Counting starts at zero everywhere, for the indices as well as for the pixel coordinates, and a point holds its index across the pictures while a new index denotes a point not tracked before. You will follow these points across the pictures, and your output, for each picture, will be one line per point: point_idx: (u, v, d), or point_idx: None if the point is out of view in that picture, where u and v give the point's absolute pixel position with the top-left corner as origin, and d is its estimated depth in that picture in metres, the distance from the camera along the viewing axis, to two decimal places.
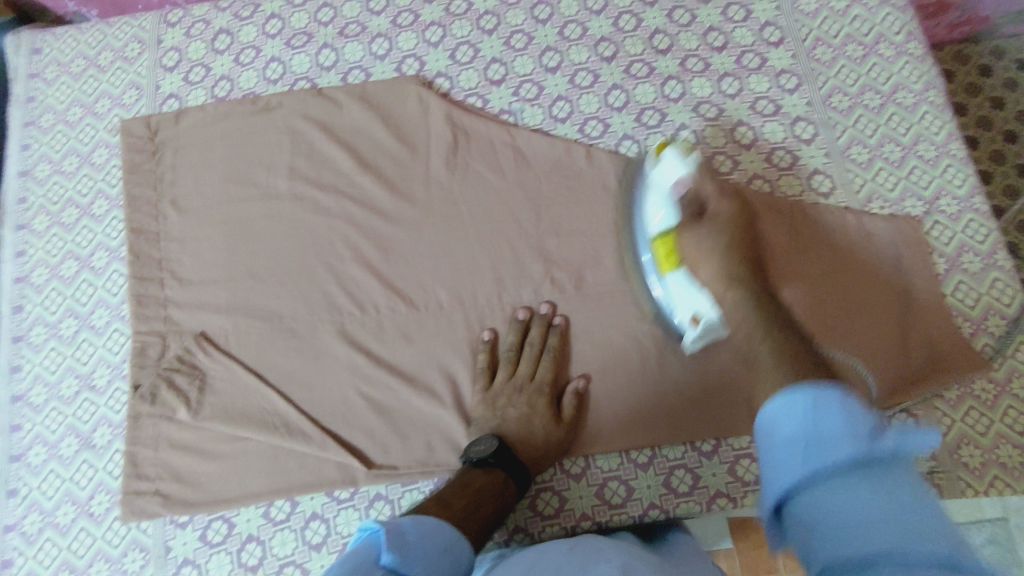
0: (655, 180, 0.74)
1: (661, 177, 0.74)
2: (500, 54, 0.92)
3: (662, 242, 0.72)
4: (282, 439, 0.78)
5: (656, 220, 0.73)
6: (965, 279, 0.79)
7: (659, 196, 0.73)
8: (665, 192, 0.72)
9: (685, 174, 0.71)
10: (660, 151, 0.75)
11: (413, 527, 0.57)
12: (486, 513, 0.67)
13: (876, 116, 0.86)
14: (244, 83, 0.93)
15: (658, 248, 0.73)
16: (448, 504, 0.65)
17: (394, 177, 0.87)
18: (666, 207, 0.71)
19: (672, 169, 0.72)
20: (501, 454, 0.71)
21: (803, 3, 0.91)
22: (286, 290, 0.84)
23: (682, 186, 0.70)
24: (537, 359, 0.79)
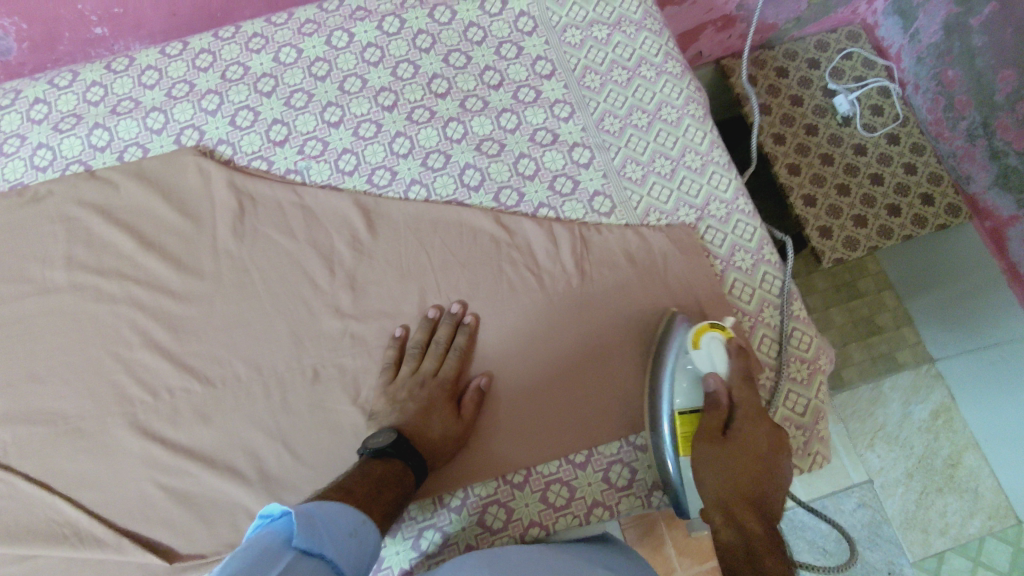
0: (682, 368, 0.75)
1: (697, 364, 0.74)
2: (281, 115, 0.91)
3: (682, 424, 0.72)
4: (72, 549, 0.73)
5: (682, 400, 0.73)
6: (739, 277, 0.84)
7: (688, 385, 0.74)
8: (696, 377, 0.74)
9: (721, 375, 0.72)
10: (699, 336, 0.74)
11: (318, 510, 0.58)
12: (387, 498, 0.67)
13: (645, 134, 0.91)
14: (10, 174, 0.88)
15: (677, 427, 0.73)
16: (350, 491, 0.65)
17: (179, 252, 0.84)
18: (693, 397, 0.73)
19: (710, 363, 0.73)
20: (400, 444, 0.71)
21: (569, 35, 0.96)
22: (69, 387, 0.79)
23: (713, 380, 0.72)
24: (442, 356, 0.79)
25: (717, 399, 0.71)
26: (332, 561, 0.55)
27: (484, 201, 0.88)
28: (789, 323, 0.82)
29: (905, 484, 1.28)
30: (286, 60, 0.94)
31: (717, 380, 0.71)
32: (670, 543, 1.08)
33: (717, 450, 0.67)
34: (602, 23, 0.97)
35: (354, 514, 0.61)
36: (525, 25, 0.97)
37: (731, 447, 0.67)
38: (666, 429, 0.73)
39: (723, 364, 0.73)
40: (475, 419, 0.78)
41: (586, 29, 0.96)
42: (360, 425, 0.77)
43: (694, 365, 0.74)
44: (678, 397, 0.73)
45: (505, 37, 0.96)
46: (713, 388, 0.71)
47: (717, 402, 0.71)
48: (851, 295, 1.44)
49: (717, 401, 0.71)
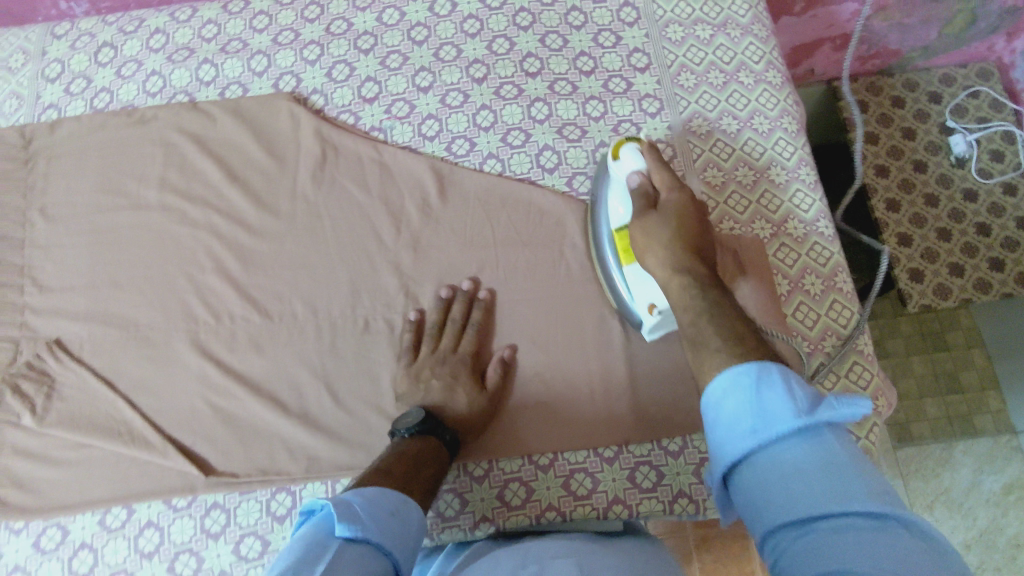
0: (616, 178, 0.73)
1: (619, 174, 0.72)
2: (374, 73, 0.93)
3: (620, 237, 0.73)
4: (123, 447, 0.78)
5: (615, 215, 0.73)
6: (806, 299, 0.81)
7: (619, 196, 0.73)
8: (624, 186, 0.72)
9: (641, 169, 0.70)
10: (616, 149, 0.73)
11: (358, 497, 0.58)
12: (426, 476, 0.67)
13: (732, 140, 0.88)
14: (124, 95, 0.94)
15: (616, 241, 0.74)
16: (389, 472, 0.64)
17: (260, 189, 0.88)
18: (624, 204, 0.72)
19: (630, 164, 0.71)
20: (429, 422, 0.72)
21: (670, 31, 0.94)
22: (143, 299, 0.85)
23: (637, 177, 0.69)
24: (459, 333, 0.80)
25: (643, 192, 0.68)
26: (377, 545, 0.54)
27: (557, 184, 0.88)
28: (850, 357, 0.78)
29: (960, 555, 1.20)
30: (389, 21, 0.96)
31: (640, 175, 0.70)
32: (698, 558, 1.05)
33: (661, 220, 0.64)
34: (707, 23, 0.94)
35: (396, 495, 0.60)
36: (627, 16, 0.96)
37: (670, 211, 0.65)
38: (608, 244, 0.77)
39: (644, 162, 0.70)
40: (498, 389, 0.78)
41: (689, 26, 0.94)
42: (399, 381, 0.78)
43: (620, 172, 0.72)
44: (616, 212, 0.73)
45: (605, 24, 0.95)
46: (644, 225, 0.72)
47: (644, 192, 0.68)
48: (937, 346, 1.34)
49: (647, 199, 0.68)
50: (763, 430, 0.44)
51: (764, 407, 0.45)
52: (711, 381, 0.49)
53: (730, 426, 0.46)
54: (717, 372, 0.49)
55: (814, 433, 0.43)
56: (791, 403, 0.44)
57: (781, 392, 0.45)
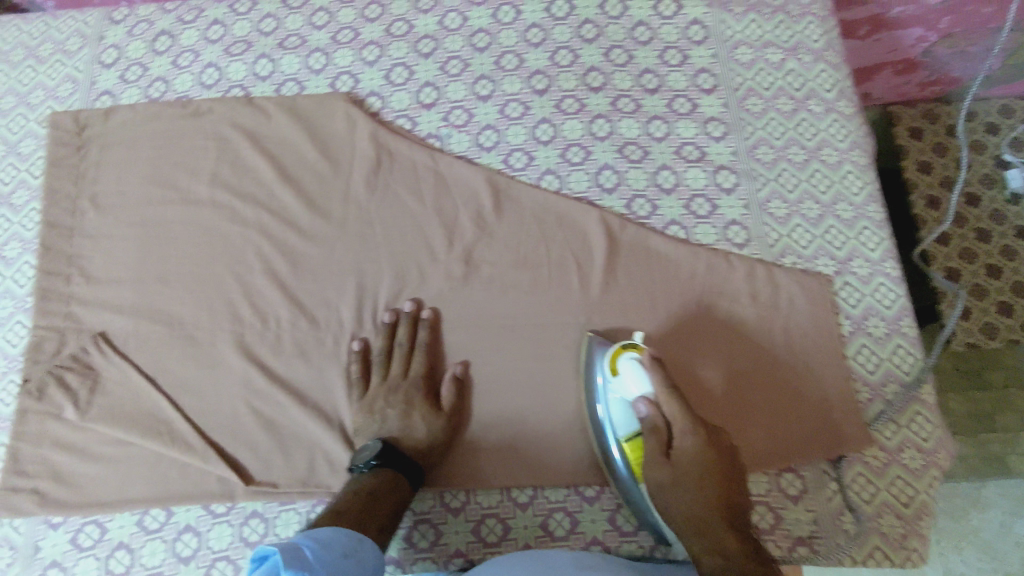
0: (613, 400, 0.72)
1: (620, 390, 0.71)
2: (433, 79, 0.91)
3: (631, 450, 0.71)
4: (164, 447, 0.77)
5: (621, 427, 0.71)
6: (868, 342, 0.78)
7: (623, 415, 0.72)
8: (627, 405, 0.71)
9: (648, 395, 0.69)
10: (615, 361, 0.72)
11: (309, 541, 0.58)
12: (384, 513, 0.67)
13: (799, 171, 0.85)
14: (179, 86, 0.93)
15: (629, 457, 0.71)
16: (342, 513, 0.65)
17: (312, 192, 0.87)
18: (629, 425, 0.71)
19: (634, 386, 0.69)
20: (386, 455, 0.71)
21: (739, 53, 0.91)
22: (190, 297, 0.84)
23: (645, 406, 0.69)
24: (406, 357, 0.80)
25: (653, 422, 0.69)
26: None
27: (615, 205, 0.85)
28: (912, 406, 0.76)
29: None
30: (450, 25, 0.94)
31: (647, 404, 0.69)
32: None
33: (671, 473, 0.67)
34: (778, 47, 0.90)
35: (347, 535, 0.61)
36: (695, 33, 0.92)
37: (679, 467, 0.67)
38: (619, 460, 0.72)
39: (648, 386, 0.69)
40: (457, 411, 0.78)
41: (759, 49, 0.91)
42: (397, 412, 0.76)
43: (622, 393, 0.71)
44: (619, 430, 0.71)
45: (672, 41, 0.92)
46: (646, 414, 0.69)
47: (656, 427, 0.69)
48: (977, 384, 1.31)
49: (658, 436, 0.69)
50: None
51: None
52: None
53: None
54: None
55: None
56: None
57: None
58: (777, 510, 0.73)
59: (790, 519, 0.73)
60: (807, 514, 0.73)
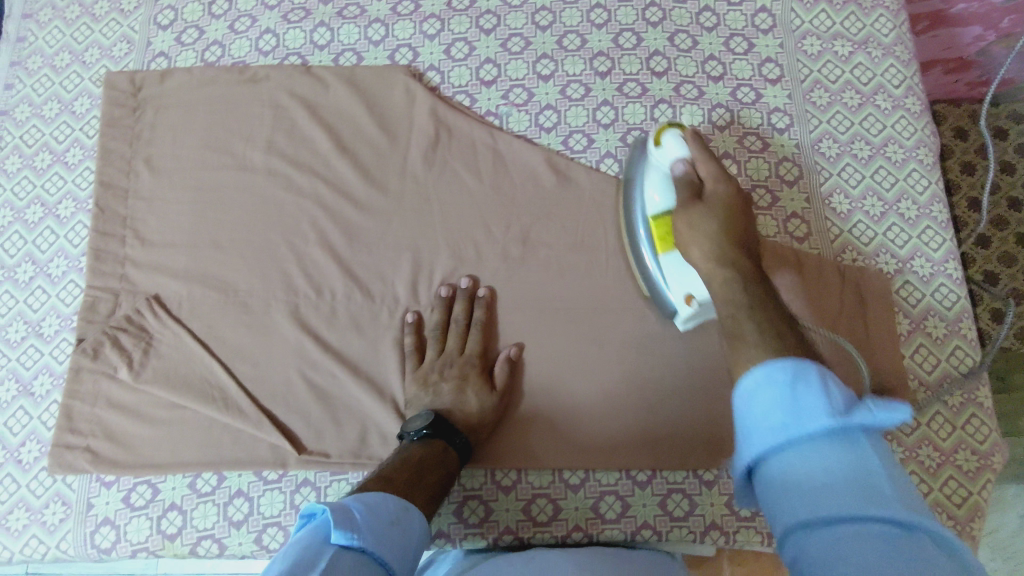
0: (652, 169, 0.72)
1: (660, 161, 0.72)
2: (494, 55, 0.90)
3: (657, 225, 0.71)
4: (218, 412, 0.77)
5: (651, 204, 0.71)
6: (926, 342, 0.78)
7: (658, 184, 0.71)
8: (664, 177, 0.71)
9: (684, 157, 0.70)
10: (659, 136, 0.72)
11: (359, 505, 0.54)
12: (430, 482, 0.65)
13: (863, 167, 0.85)
14: (236, 51, 0.92)
15: (652, 229, 0.71)
16: (390, 480, 0.62)
17: (370, 164, 0.86)
18: (664, 194, 0.70)
19: (673, 151, 0.70)
20: (438, 425, 0.71)
21: (807, 44, 0.90)
22: (245, 264, 0.83)
23: (681, 165, 0.69)
24: (463, 334, 0.79)
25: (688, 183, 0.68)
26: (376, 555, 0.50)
27: None
28: (969, 408, 0.76)
29: None
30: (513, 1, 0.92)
31: (684, 164, 0.69)
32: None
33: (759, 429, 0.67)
34: (846, 39, 0.90)
35: (397, 503, 0.58)
36: (762, 22, 0.91)
37: (716, 206, 0.65)
38: (645, 237, 0.73)
39: (687, 150, 0.70)
40: (508, 390, 0.77)
41: (827, 41, 0.90)
42: (455, 386, 0.75)
43: (659, 165, 0.72)
44: (653, 196, 0.71)
45: (738, 29, 0.91)
46: (682, 174, 0.69)
47: (689, 183, 0.68)
48: None
49: (692, 188, 0.68)
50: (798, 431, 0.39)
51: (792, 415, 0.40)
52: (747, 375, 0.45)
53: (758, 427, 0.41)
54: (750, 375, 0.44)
55: (853, 437, 0.39)
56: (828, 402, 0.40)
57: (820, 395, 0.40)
58: None
59: None
60: None
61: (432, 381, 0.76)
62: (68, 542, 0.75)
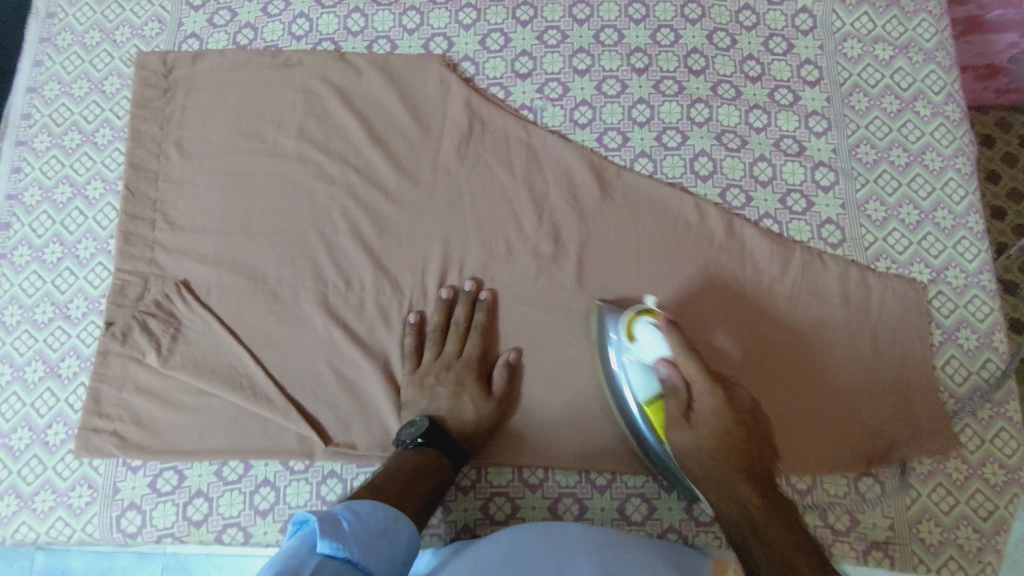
0: (629, 366, 0.71)
1: (640, 355, 0.70)
2: (530, 48, 0.89)
3: (653, 412, 0.70)
4: (245, 401, 0.77)
5: (637, 393, 0.71)
6: (957, 354, 0.78)
7: (642, 379, 0.71)
8: (646, 369, 0.71)
9: (665, 355, 0.68)
10: (630, 326, 0.72)
11: (347, 514, 0.56)
12: (422, 492, 0.65)
13: (900, 174, 0.84)
14: (268, 34, 0.91)
15: (649, 418, 0.70)
16: (381, 489, 0.63)
17: (402, 155, 0.85)
18: (648, 386, 0.70)
19: (653, 349, 0.69)
20: (431, 434, 0.71)
21: (848, 46, 0.88)
22: (274, 252, 0.82)
23: (664, 366, 0.68)
24: (462, 338, 0.79)
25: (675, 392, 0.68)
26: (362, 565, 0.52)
27: (710, 193, 0.84)
28: (1000, 421, 0.75)
29: None
30: None
31: (665, 363, 0.68)
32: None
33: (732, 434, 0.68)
34: (887, 43, 0.88)
35: (388, 512, 0.59)
36: (803, 22, 0.90)
37: (701, 424, 0.67)
38: (630, 390, 0.72)
39: (665, 347, 0.68)
40: (504, 399, 0.77)
41: (868, 44, 0.88)
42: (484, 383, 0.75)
43: (641, 355, 0.70)
44: (637, 392, 0.71)
45: (777, 29, 0.89)
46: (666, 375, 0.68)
47: (675, 387, 0.68)
48: None
49: (677, 394, 0.68)
50: None
51: None
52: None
53: None
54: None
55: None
56: None
57: None
58: (855, 513, 0.74)
59: (866, 523, 0.73)
60: (885, 519, 0.73)
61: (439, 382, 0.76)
62: (93, 525, 0.75)
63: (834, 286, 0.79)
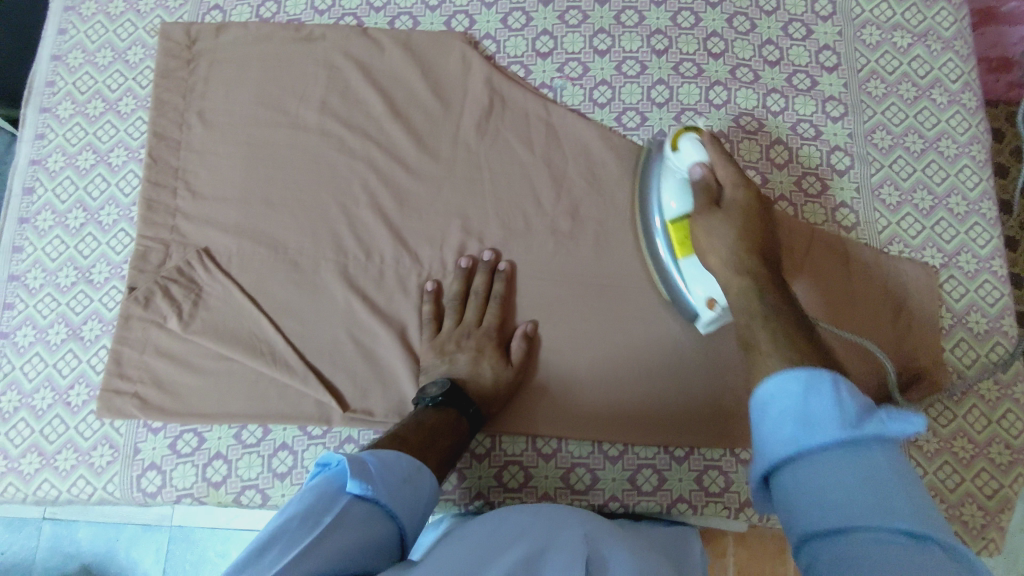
0: (669, 173, 0.75)
1: (677, 165, 0.74)
2: (551, 27, 0.90)
3: (675, 229, 0.73)
4: (265, 366, 0.78)
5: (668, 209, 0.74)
6: (967, 337, 0.79)
7: (677, 188, 0.73)
8: (683, 182, 0.72)
9: (704, 161, 0.71)
10: (675, 140, 0.74)
11: (374, 459, 0.57)
12: (441, 446, 0.67)
13: (915, 160, 0.85)
14: (291, 8, 0.92)
15: (672, 233, 0.74)
16: (404, 439, 0.65)
17: (422, 130, 0.86)
18: (679, 200, 0.72)
19: (691, 156, 0.72)
20: (452, 393, 0.72)
21: (866, 33, 0.89)
22: (295, 222, 0.84)
23: (699, 168, 0.70)
24: (482, 306, 0.80)
25: (705, 186, 0.70)
26: (387, 508, 0.54)
27: None
28: (1008, 403, 0.77)
29: None
30: None
31: (702, 167, 0.70)
32: (733, 560, 0.88)
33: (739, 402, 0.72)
34: (906, 30, 0.89)
35: (413, 462, 0.60)
36: (822, 8, 0.90)
37: (731, 212, 0.67)
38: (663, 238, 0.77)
39: (703, 153, 0.71)
40: (523, 367, 0.78)
41: (887, 31, 0.89)
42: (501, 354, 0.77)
43: (677, 165, 0.73)
44: (670, 204, 0.73)
45: (797, 14, 0.90)
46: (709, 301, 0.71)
47: (707, 188, 0.69)
48: None
49: (709, 195, 0.69)
50: (810, 440, 0.43)
51: (819, 421, 0.43)
52: (761, 385, 0.48)
53: (775, 440, 0.45)
54: (767, 379, 0.47)
55: (864, 449, 0.42)
56: (845, 412, 0.43)
57: (830, 404, 0.44)
58: None
59: None
60: None
61: (460, 347, 0.77)
62: (114, 484, 0.76)
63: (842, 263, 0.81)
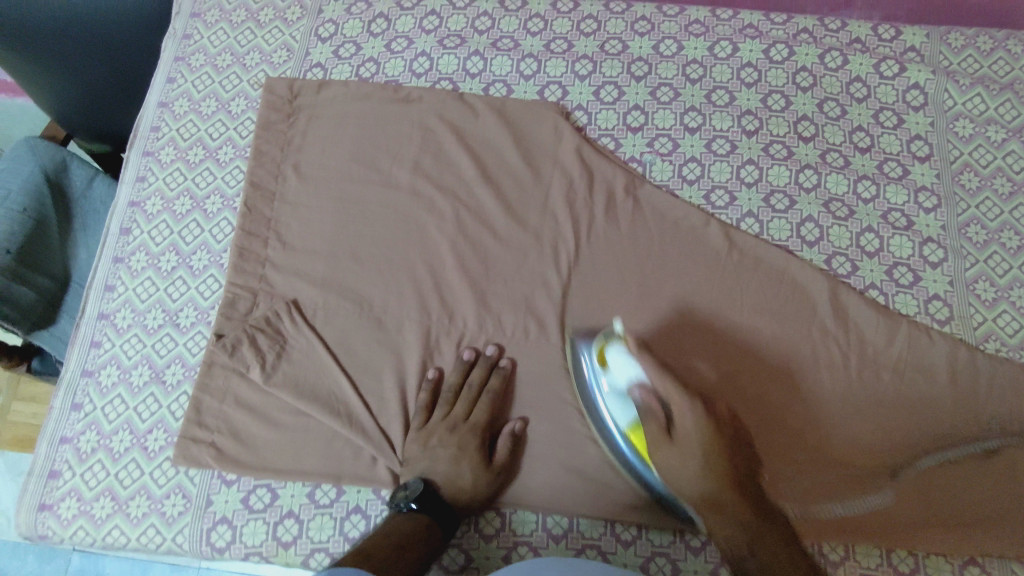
0: (607, 393, 0.75)
1: (615, 381, 0.74)
2: (643, 103, 0.91)
3: (636, 436, 0.73)
4: (343, 426, 0.77)
5: (620, 419, 0.74)
6: None
7: (617, 404, 0.74)
8: (622, 394, 0.74)
9: (639, 377, 0.72)
10: (603, 355, 0.75)
11: None
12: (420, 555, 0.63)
13: (1011, 257, 0.83)
14: (390, 69, 0.95)
15: (634, 443, 0.73)
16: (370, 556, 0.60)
17: (511, 196, 0.87)
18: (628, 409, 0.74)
19: (624, 373, 0.73)
20: (425, 497, 0.70)
21: (959, 125, 0.89)
22: (381, 279, 0.84)
23: (638, 389, 0.71)
24: (474, 400, 0.78)
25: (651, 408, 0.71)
26: None
27: (815, 259, 0.84)
28: None
29: None
30: (666, 51, 0.94)
31: (640, 388, 0.71)
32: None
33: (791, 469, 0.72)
34: (1000, 125, 0.89)
35: None
36: (914, 98, 0.91)
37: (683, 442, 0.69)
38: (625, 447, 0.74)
39: (637, 370, 0.72)
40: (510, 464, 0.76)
41: (981, 124, 0.89)
42: None
43: (614, 385, 0.74)
44: (620, 420, 0.74)
45: (888, 103, 0.91)
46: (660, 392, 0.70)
47: (652, 407, 0.71)
48: None
49: (655, 415, 0.71)
50: None
51: None
52: None
53: None
54: None
55: None
56: None
57: None
58: None
59: None
60: None
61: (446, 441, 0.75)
62: (184, 536, 0.75)
63: (940, 366, 0.78)
